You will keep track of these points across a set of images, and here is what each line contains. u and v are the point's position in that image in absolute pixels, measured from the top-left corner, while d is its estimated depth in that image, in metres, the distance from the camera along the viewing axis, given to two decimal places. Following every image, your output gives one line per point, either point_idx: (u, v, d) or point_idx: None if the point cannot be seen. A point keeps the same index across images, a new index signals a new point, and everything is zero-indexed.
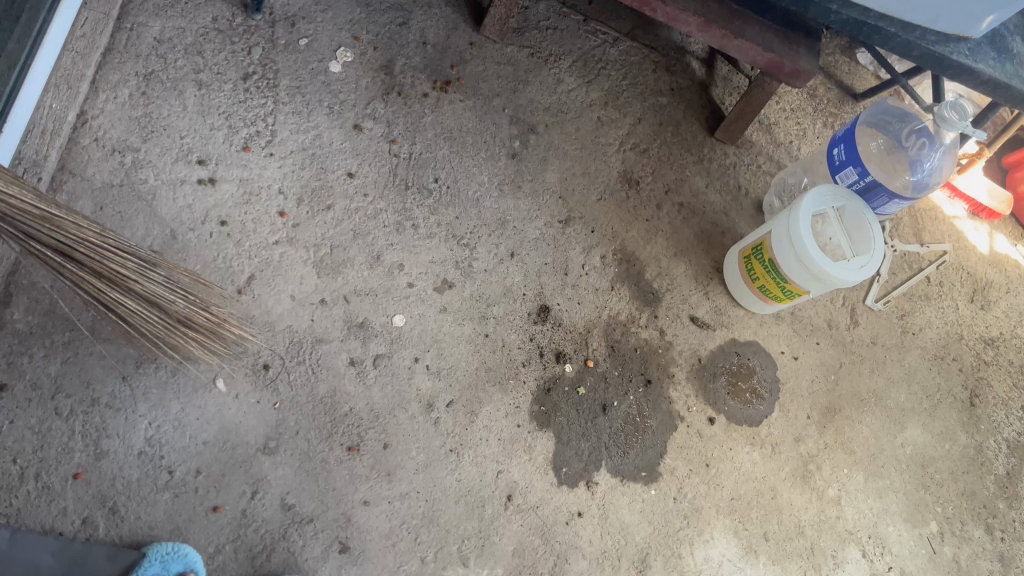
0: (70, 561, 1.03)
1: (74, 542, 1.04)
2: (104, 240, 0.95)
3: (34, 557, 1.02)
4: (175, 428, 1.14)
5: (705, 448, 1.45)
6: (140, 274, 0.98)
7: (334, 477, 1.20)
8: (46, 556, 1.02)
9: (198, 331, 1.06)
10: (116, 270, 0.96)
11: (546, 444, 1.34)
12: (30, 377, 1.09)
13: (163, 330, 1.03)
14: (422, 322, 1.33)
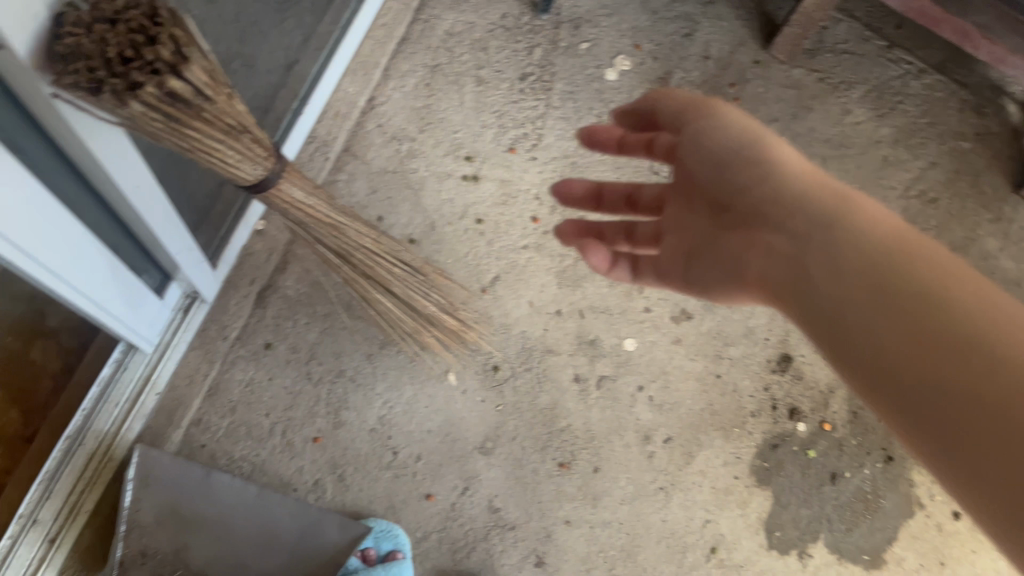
0: (305, 525, 1.08)
1: (310, 508, 1.09)
2: (379, 249, 1.00)
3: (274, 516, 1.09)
4: (405, 412, 1.21)
5: (944, 545, 1.28)
6: (403, 278, 1.04)
7: (542, 490, 1.21)
8: (284, 516, 1.08)
9: (442, 329, 1.12)
10: (383, 273, 1.01)
11: (764, 502, 1.26)
12: (290, 341, 1.19)
13: (414, 326, 1.09)
14: (653, 350, 1.28)
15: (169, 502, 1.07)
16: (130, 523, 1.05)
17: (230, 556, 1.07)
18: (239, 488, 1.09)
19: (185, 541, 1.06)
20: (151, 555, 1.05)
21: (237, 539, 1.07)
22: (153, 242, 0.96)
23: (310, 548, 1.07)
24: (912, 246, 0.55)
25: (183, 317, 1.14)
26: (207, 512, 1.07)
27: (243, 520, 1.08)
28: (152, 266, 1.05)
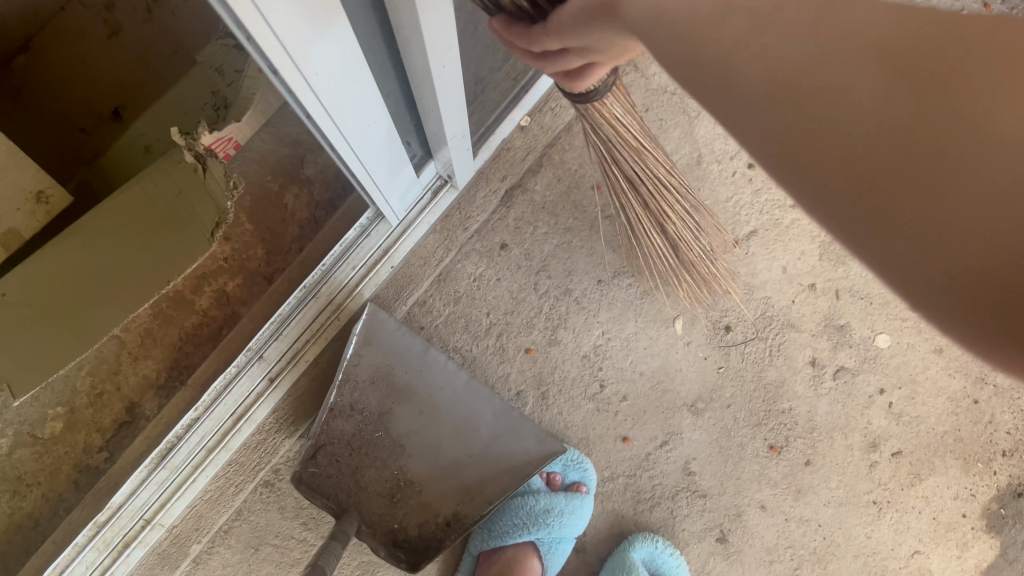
0: (504, 430, 1.08)
1: (514, 413, 1.08)
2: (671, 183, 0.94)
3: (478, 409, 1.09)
4: (622, 348, 1.15)
5: None
6: (681, 217, 0.97)
7: (745, 467, 1.13)
8: (487, 414, 1.08)
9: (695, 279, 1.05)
10: (664, 209, 0.95)
11: (985, 551, 1.14)
12: (526, 247, 1.15)
13: (669, 268, 1.04)
14: (907, 353, 1.14)
15: (385, 367, 1.09)
16: (346, 374, 1.07)
17: (429, 436, 1.09)
18: (451, 372, 1.09)
19: (391, 408, 1.09)
20: (358, 411, 1.08)
21: (438, 419, 1.09)
22: (428, 117, 0.93)
23: (506, 452, 1.08)
24: (977, 28, 0.37)
25: (432, 198, 1.11)
26: (417, 387, 1.09)
27: (446, 403, 1.09)
28: (418, 141, 1.01)
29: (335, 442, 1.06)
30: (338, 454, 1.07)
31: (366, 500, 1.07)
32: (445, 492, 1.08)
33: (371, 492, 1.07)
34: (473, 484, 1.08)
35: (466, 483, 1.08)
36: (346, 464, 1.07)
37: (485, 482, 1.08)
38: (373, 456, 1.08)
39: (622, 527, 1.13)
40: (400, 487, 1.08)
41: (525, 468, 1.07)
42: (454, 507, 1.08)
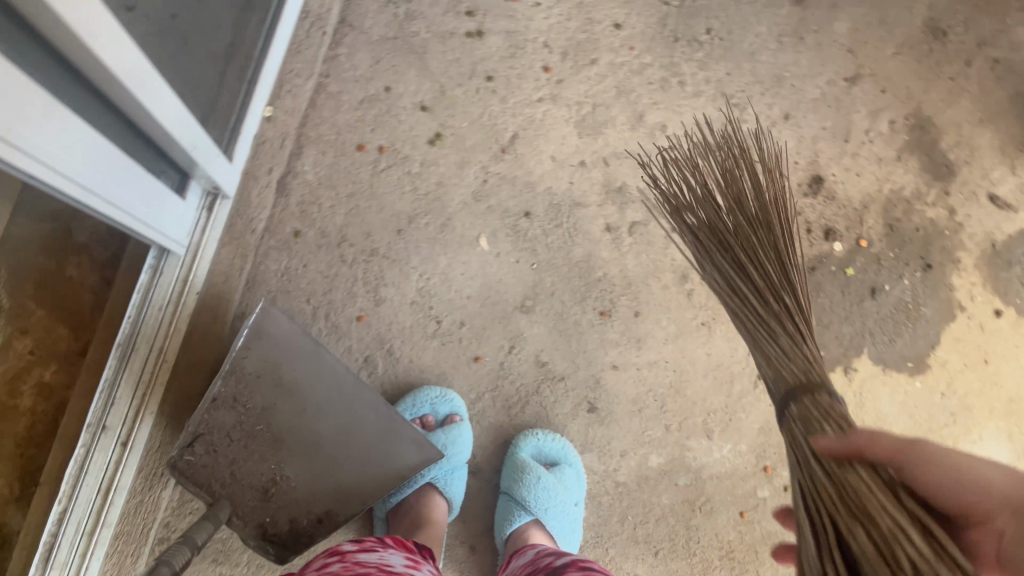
0: (385, 430, 1.10)
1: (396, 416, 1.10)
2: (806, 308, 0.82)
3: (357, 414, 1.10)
4: (443, 281, 1.21)
5: (986, 344, 1.31)
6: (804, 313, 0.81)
7: (588, 340, 1.24)
8: (368, 415, 1.09)
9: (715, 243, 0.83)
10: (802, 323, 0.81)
11: None
12: (319, 226, 1.19)
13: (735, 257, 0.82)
14: None
15: (272, 361, 1.09)
16: (233, 365, 1.07)
17: (310, 433, 1.09)
18: (341, 374, 1.10)
19: (276, 402, 1.08)
20: (241, 404, 1.07)
21: (322, 417, 1.09)
22: (175, 148, 0.96)
23: (387, 453, 1.10)
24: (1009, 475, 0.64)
25: (209, 215, 1.13)
26: (303, 385, 1.09)
27: (331, 403, 1.10)
28: (168, 166, 1.02)
29: (214, 433, 1.06)
30: (215, 444, 1.06)
31: (238, 493, 1.05)
32: (318, 491, 1.08)
33: (243, 485, 1.06)
34: (347, 486, 1.08)
35: (342, 485, 1.08)
36: (223, 456, 1.06)
37: (361, 484, 1.08)
38: (251, 449, 1.07)
39: (505, 435, 1.21)
40: (274, 486, 1.07)
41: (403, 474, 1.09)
42: (325, 503, 1.08)
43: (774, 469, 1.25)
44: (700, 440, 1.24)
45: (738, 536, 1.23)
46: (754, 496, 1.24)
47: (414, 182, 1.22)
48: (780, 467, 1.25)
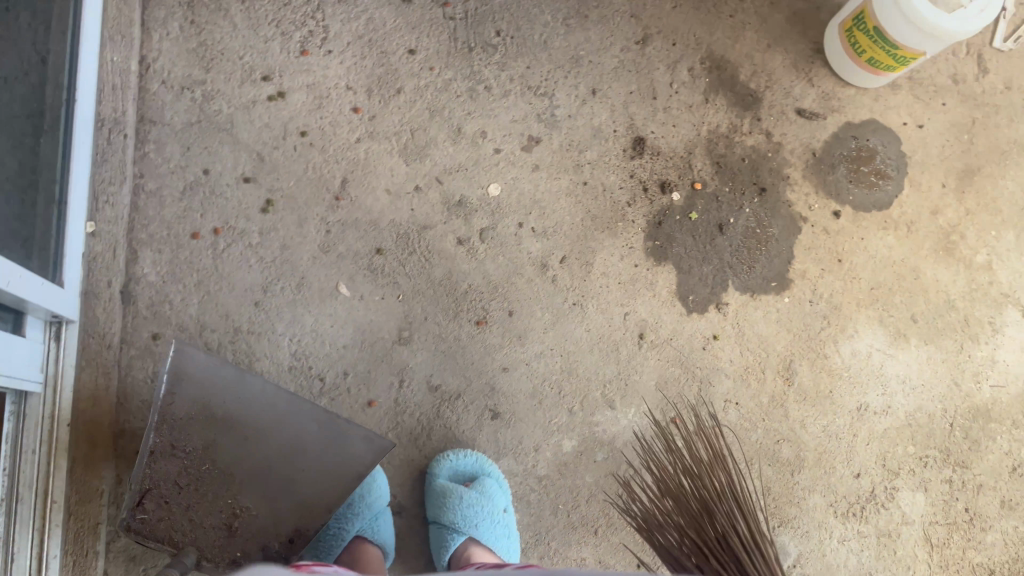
0: (331, 434, 1.11)
1: (340, 419, 1.11)
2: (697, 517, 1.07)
3: (302, 425, 1.11)
4: (315, 338, 1.22)
5: (835, 244, 1.39)
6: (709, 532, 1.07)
7: (471, 352, 1.26)
8: (312, 424, 1.11)
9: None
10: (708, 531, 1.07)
11: (668, 276, 1.33)
12: (176, 322, 1.18)
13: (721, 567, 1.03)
14: (517, 186, 1.32)
15: (200, 400, 1.10)
16: (163, 415, 1.07)
17: (258, 458, 1.10)
18: (272, 394, 1.11)
19: (215, 438, 1.10)
20: (180, 450, 1.08)
21: (263, 440, 1.11)
22: None
23: (337, 456, 1.11)
24: None
25: (58, 344, 1.12)
26: (237, 414, 1.11)
27: (269, 425, 1.11)
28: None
29: (160, 485, 1.07)
30: (165, 495, 1.07)
31: (201, 537, 1.07)
32: (281, 511, 1.10)
33: (204, 527, 1.08)
34: (309, 498, 1.10)
35: (303, 498, 1.11)
36: (177, 505, 1.07)
37: (323, 492, 1.10)
38: (202, 490, 1.08)
39: (419, 467, 1.22)
40: (236, 517, 1.09)
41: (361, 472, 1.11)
42: (292, 521, 1.10)
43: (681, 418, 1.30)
44: (604, 412, 1.28)
45: None
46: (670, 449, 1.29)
47: (258, 252, 1.22)
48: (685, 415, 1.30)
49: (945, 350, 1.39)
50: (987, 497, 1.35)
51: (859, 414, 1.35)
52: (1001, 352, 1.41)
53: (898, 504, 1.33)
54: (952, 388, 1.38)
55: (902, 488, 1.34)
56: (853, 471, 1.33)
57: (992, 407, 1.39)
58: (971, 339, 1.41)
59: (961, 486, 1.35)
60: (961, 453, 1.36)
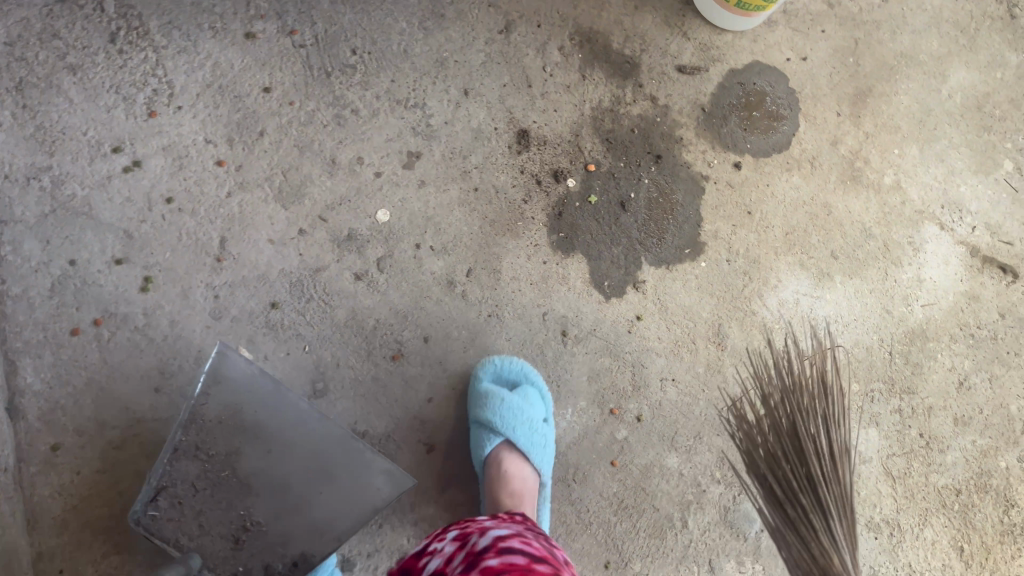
0: (354, 462, 1.09)
1: (365, 453, 1.09)
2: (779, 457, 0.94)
3: (328, 451, 1.10)
4: None
5: (743, 196, 1.36)
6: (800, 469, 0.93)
7: (392, 389, 1.21)
8: (337, 450, 1.10)
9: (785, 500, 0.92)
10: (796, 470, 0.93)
11: (579, 266, 1.29)
12: (73, 427, 1.11)
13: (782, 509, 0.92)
14: (407, 207, 1.25)
15: (233, 405, 1.09)
16: (192, 414, 1.06)
17: (278, 475, 1.08)
18: (301, 414, 1.10)
19: (239, 446, 1.08)
20: (204, 453, 1.07)
21: (291, 454, 1.09)
22: None
23: (358, 489, 1.09)
24: None
25: None
26: (265, 429, 1.09)
27: (298, 443, 1.10)
28: None
29: (178, 484, 1.05)
30: (180, 496, 1.05)
31: (207, 545, 1.05)
32: (292, 534, 1.07)
33: (212, 536, 1.05)
34: (319, 525, 1.08)
35: (317, 524, 1.08)
36: (190, 508, 1.05)
37: (333, 520, 1.08)
38: (217, 497, 1.06)
39: None
40: (244, 530, 1.06)
41: (374, 507, 1.09)
42: (297, 547, 1.07)
43: (620, 408, 1.26)
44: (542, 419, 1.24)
45: (621, 485, 1.24)
46: (615, 442, 1.25)
47: (147, 334, 1.16)
48: (624, 403, 1.26)
49: (870, 280, 1.37)
50: (938, 418, 1.35)
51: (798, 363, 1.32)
52: (926, 270, 1.39)
53: (853, 444, 1.32)
54: (884, 316, 1.37)
55: (854, 427, 1.32)
56: None
57: (926, 327, 1.37)
58: (894, 263, 1.39)
59: (912, 413, 1.34)
60: (905, 379, 1.35)
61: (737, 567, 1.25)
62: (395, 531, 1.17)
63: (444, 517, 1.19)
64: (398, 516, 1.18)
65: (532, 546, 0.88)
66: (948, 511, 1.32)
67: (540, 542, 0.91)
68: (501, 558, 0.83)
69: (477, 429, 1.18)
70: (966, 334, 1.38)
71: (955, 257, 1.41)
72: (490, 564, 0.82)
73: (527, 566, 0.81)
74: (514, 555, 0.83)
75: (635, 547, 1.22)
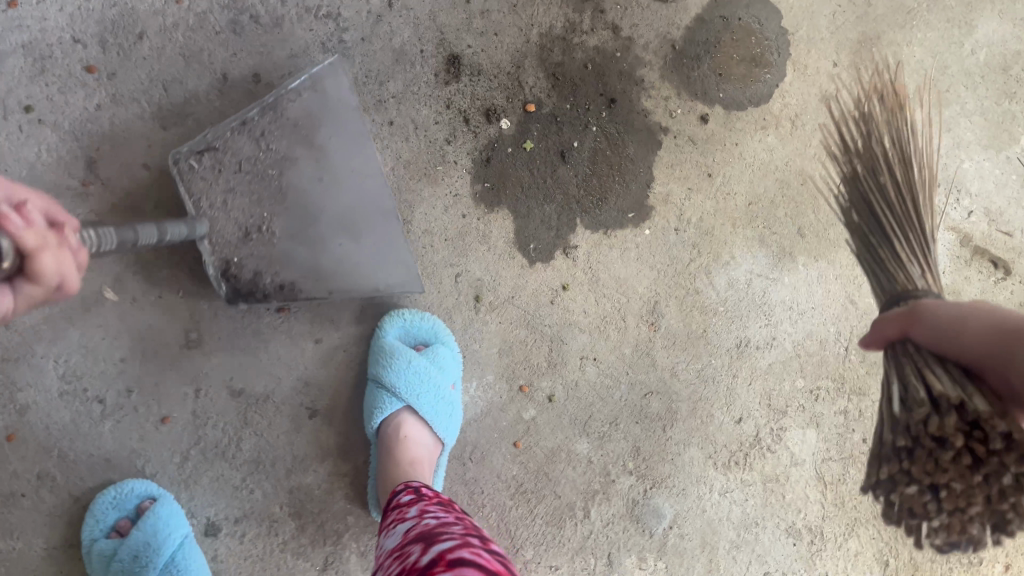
0: (376, 240, 1.06)
1: (399, 242, 1.08)
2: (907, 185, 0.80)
3: (366, 216, 1.06)
4: (86, 356, 1.05)
5: (704, 156, 1.17)
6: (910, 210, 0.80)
7: (275, 346, 1.09)
8: (377, 214, 1.06)
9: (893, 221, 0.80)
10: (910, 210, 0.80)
11: (504, 223, 1.13)
12: None
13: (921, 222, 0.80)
14: None
15: (315, 116, 1.04)
16: (278, 98, 1.02)
17: (314, 202, 1.04)
18: (371, 167, 1.06)
19: (297, 154, 1.03)
20: (264, 142, 1.02)
21: (339, 190, 1.05)
22: None
23: (367, 266, 1.07)
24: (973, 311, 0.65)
25: None
26: (332, 160, 1.04)
27: (362, 185, 1.06)
28: None
29: (226, 153, 1.00)
30: (221, 162, 1.00)
31: (220, 224, 1.00)
32: (294, 260, 1.03)
33: (227, 218, 1.00)
34: (323, 264, 1.05)
35: (319, 264, 1.05)
36: (224, 179, 1.00)
37: (338, 270, 1.05)
38: (251, 187, 1.01)
39: (232, 483, 1.08)
40: (255, 233, 1.02)
41: (376, 284, 1.07)
42: (293, 272, 1.04)
43: (531, 386, 1.14)
44: None
45: (521, 468, 1.14)
46: (521, 422, 1.14)
47: None
48: (535, 381, 1.14)
49: (838, 265, 1.21)
50: None
51: (739, 351, 1.19)
52: None
53: (786, 445, 1.20)
54: (846, 306, 1.21)
55: (790, 426, 1.20)
56: (735, 417, 1.19)
57: None
58: None
59: (858, 415, 1.22)
60: (857, 378, 1.22)
61: (639, 563, 1.16)
62: (267, 498, 1.08)
63: (323, 487, 1.10)
64: (272, 483, 1.09)
65: (484, 557, 0.77)
66: (877, 522, 1.24)
67: (489, 548, 0.81)
68: (453, 572, 0.72)
69: (374, 389, 1.06)
70: None
71: (941, 245, 1.23)
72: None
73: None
74: (466, 568, 0.73)
75: (528, 535, 1.14)
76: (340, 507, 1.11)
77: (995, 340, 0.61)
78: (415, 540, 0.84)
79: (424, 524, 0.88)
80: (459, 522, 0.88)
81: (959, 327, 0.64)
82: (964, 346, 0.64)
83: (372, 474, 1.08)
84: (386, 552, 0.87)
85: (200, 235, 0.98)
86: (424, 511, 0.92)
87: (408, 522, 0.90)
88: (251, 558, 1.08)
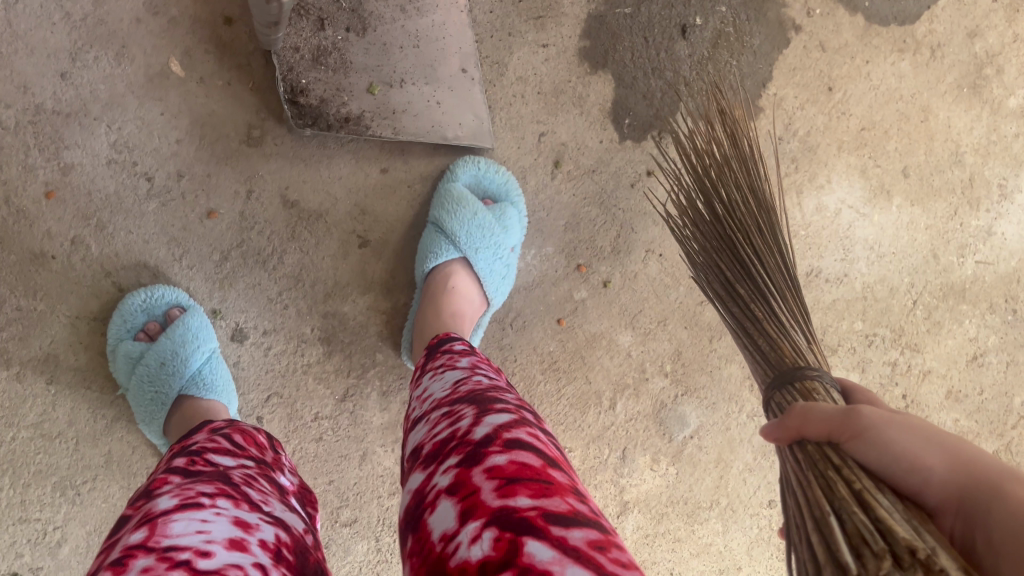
0: (451, 90, 1.01)
1: (476, 92, 1.02)
2: None
3: (438, 64, 1.01)
4: (142, 129, 0.98)
5: (830, 66, 1.09)
6: None
7: (339, 164, 1.03)
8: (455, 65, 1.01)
9: None
10: None
11: (603, 88, 1.06)
12: None
13: None
14: None
15: None
16: None
17: (388, 37, 0.99)
18: (454, 10, 1.01)
19: None
20: None
21: (415, 27, 1.00)
22: None
23: (437, 117, 1.01)
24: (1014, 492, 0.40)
25: None
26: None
27: (441, 30, 1.01)
28: None
29: None
30: None
31: (294, 40, 0.96)
32: (359, 93, 0.99)
33: (301, 36, 0.97)
34: (392, 103, 1.00)
35: (388, 104, 1.00)
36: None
37: (407, 117, 1.00)
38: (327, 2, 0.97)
39: (268, 295, 1.04)
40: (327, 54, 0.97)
41: (442, 135, 1.01)
42: (360, 107, 0.99)
43: (589, 267, 1.09)
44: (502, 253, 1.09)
45: (559, 346, 1.11)
46: (570, 301, 1.10)
47: (64, 7, 0.96)
48: (595, 264, 1.09)
49: (934, 215, 1.14)
50: (931, 385, 1.16)
51: (808, 279, 1.13)
52: (1001, 223, 1.15)
53: None
54: (927, 260, 1.14)
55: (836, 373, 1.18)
56: None
57: (970, 286, 1.16)
58: (970, 204, 1.14)
59: (905, 370, 1.16)
60: (916, 334, 1.15)
61: (651, 464, 1.14)
62: (299, 317, 1.05)
63: (358, 320, 1.07)
64: (308, 304, 1.05)
65: (540, 441, 0.73)
66: None
67: (540, 428, 0.78)
68: (509, 454, 0.68)
69: (433, 233, 1.03)
70: (1008, 308, 1.17)
71: None
72: (497, 465, 0.66)
73: (541, 473, 0.66)
74: (524, 453, 0.69)
75: (551, 412, 1.12)
76: (369, 343, 1.07)
77: (955, 470, 0.45)
78: (465, 399, 0.80)
79: (475, 381, 0.84)
80: (510, 391, 0.85)
81: (918, 476, 0.46)
82: (901, 470, 0.47)
83: (413, 317, 1.04)
84: (432, 401, 0.84)
85: (270, 46, 0.94)
86: (475, 365, 0.89)
87: (458, 372, 0.87)
88: (273, 373, 1.05)
